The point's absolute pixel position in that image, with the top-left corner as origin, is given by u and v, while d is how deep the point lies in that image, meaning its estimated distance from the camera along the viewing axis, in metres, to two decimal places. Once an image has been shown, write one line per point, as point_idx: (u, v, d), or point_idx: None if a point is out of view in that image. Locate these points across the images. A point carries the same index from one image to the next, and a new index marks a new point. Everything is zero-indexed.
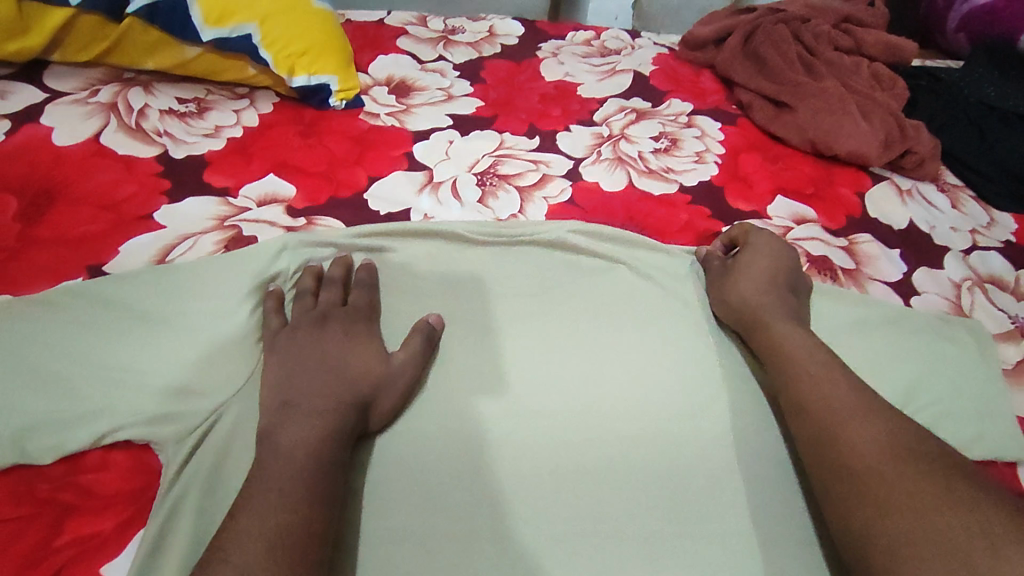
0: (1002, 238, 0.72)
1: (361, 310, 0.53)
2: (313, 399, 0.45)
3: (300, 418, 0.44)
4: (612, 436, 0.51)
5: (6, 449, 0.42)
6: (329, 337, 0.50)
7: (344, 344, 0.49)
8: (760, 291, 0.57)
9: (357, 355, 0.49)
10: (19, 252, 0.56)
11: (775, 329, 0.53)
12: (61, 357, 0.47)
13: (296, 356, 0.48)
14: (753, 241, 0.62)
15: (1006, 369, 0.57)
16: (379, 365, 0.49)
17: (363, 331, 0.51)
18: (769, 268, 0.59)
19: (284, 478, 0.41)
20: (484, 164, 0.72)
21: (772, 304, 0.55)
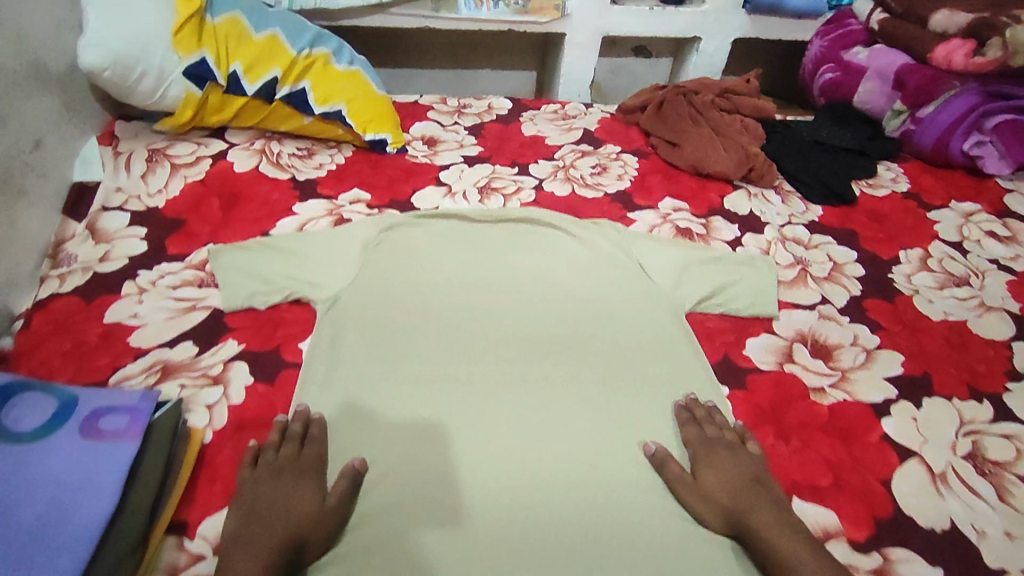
0: (809, 219, 1.14)
1: (306, 468, 0.66)
2: (263, 532, 0.58)
3: (254, 549, 0.57)
4: (551, 304, 0.91)
5: (243, 300, 0.85)
6: (281, 486, 0.63)
7: (290, 493, 0.63)
8: (730, 494, 0.66)
9: (299, 501, 0.62)
10: (224, 226, 1.00)
11: (760, 524, 0.63)
12: (260, 263, 0.91)
13: (255, 505, 0.61)
14: (701, 433, 0.73)
15: (784, 279, 0.98)
16: (311, 513, 0.62)
17: (306, 481, 0.65)
18: (727, 469, 0.68)
19: None
20: (483, 182, 1.17)
21: (755, 503, 0.65)
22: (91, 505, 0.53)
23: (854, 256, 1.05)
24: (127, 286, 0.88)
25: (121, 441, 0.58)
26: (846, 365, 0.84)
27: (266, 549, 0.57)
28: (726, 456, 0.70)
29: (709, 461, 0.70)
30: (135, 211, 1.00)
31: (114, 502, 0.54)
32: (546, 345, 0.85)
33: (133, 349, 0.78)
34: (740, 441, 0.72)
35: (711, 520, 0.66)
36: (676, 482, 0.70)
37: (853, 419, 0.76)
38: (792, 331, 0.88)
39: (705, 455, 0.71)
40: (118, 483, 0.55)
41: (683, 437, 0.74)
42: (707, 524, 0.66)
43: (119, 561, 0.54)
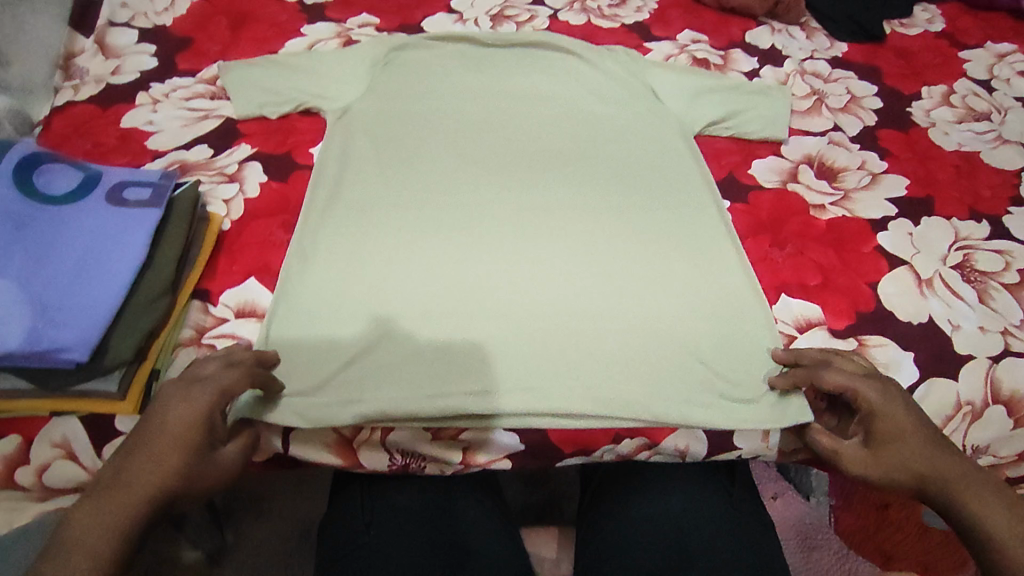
0: (833, 55, 1.10)
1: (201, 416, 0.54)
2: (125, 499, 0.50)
3: (120, 501, 0.49)
4: (559, 127, 0.91)
5: (254, 108, 0.86)
6: (181, 423, 0.52)
7: (190, 438, 0.52)
8: (913, 444, 0.58)
9: (190, 454, 0.52)
10: (232, 45, 0.99)
11: (948, 478, 0.57)
12: (270, 77, 0.90)
13: (149, 439, 0.52)
14: (854, 376, 0.60)
15: (797, 110, 0.97)
16: (192, 472, 0.52)
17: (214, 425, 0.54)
18: (900, 415, 0.59)
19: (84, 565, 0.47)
20: (496, 10, 1.12)
21: (938, 458, 0.58)
22: (126, 248, 0.59)
23: (874, 90, 1.02)
24: (141, 96, 0.89)
25: (149, 199, 0.62)
26: (851, 186, 0.84)
27: (117, 516, 0.49)
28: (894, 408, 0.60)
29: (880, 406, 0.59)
30: (144, 28, 1.00)
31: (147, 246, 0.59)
32: (552, 161, 0.86)
33: (151, 150, 0.81)
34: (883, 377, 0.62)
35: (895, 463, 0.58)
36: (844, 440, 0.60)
37: (850, 232, 0.78)
38: (800, 155, 0.88)
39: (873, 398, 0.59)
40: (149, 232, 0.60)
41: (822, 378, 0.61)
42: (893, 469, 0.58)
43: (153, 297, 0.59)
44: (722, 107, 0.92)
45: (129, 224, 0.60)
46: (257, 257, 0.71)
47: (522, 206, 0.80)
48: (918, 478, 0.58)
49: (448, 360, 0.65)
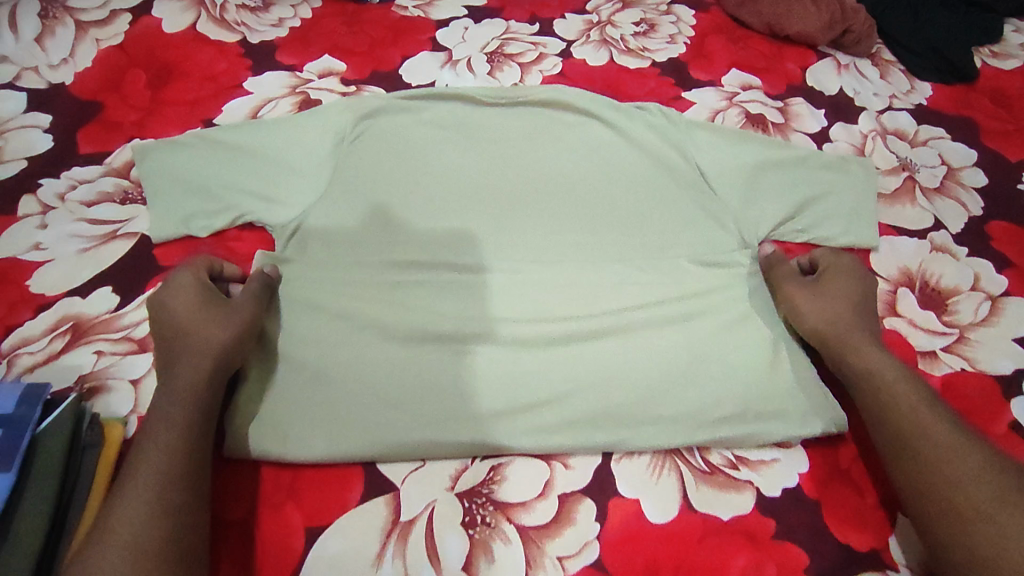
0: (915, 102, 0.88)
1: (205, 289, 0.56)
2: (181, 422, 0.48)
3: (178, 375, 0.51)
4: (580, 227, 0.67)
5: (180, 226, 0.64)
6: (183, 288, 0.56)
7: (177, 292, 0.56)
8: (830, 300, 0.61)
9: (182, 300, 0.55)
10: (153, 111, 0.76)
11: (852, 334, 0.58)
12: (193, 170, 0.66)
13: (163, 305, 0.55)
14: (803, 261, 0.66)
15: (883, 194, 0.75)
16: (213, 326, 0.53)
17: (200, 287, 0.56)
18: (836, 284, 0.62)
19: (166, 440, 0.47)
20: (494, 45, 0.89)
21: (846, 313, 0.60)
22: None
23: (975, 157, 0.81)
24: (26, 202, 0.67)
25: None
26: (966, 321, 0.65)
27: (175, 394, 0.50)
28: (833, 266, 0.64)
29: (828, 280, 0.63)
30: (35, 89, 0.76)
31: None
32: (587, 314, 0.61)
33: (34, 297, 0.59)
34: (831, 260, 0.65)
35: (806, 318, 0.61)
36: (791, 290, 0.62)
37: (971, 402, 0.60)
38: (895, 270, 0.68)
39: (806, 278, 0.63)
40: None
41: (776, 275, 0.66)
42: (812, 329, 0.60)
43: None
44: (797, 197, 0.70)
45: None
46: None
47: (544, 363, 0.58)
48: (821, 335, 0.59)
49: (454, 444, 0.54)
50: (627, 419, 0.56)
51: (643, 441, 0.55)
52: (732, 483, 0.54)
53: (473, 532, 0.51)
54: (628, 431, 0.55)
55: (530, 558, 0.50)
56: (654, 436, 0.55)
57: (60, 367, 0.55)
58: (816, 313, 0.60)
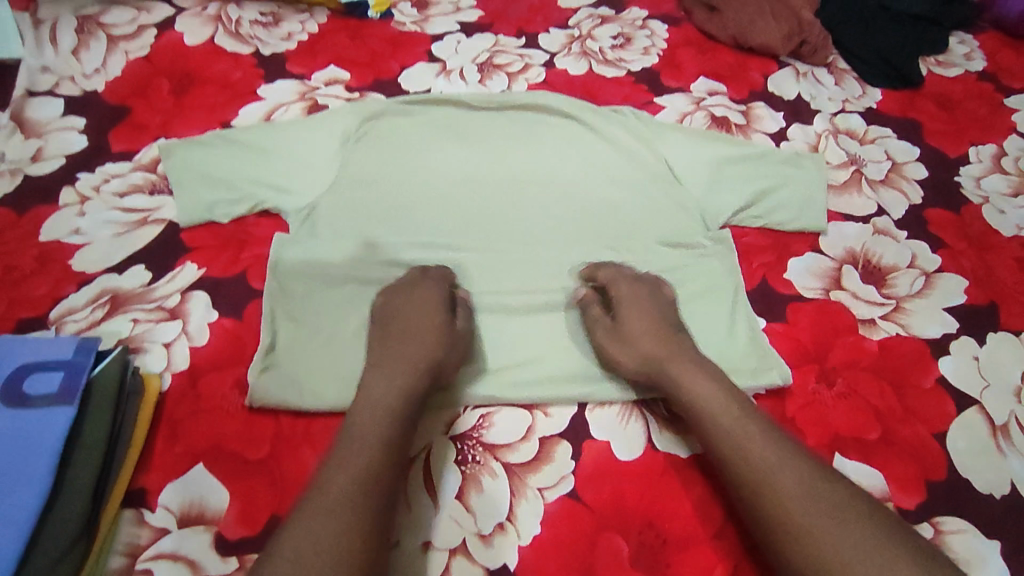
0: (866, 106, 0.97)
1: (444, 304, 0.63)
2: (392, 389, 0.55)
3: (408, 366, 0.57)
4: (561, 214, 0.75)
5: (204, 212, 0.72)
6: (417, 304, 0.63)
7: (422, 309, 0.62)
8: (648, 335, 0.61)
9: (430, 316, 0.62)
10: (177, 115, 0.84)
11: (675, 370, 0.58)
12: (216, 165, 0.74)
13: (388, 321, 0.62)
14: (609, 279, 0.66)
15: (833, 185, 0.84)
16: (444, 340, 0.60)
17: (433, 300, 0.63)
18: (642, 310, 0.63)
19: (383, 405, 0.54)
20: (484, 56, 0.98)
21: (663, 350, 0.60)
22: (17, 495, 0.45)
23: (917, 154, 0.90)
24: (66, 193, 0.75)
25: (51, 412, 0.48)
26: (902, 293, 0.73)
27: (402, 381, 0.56)
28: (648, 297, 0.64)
29: (626, 304, 0.63)
30: (70, 95, 0.84)
31: (43, 490, 0.45)
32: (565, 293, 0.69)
33: (76, 274, 0.67)
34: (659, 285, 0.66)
35: (625, 361, 0.61)
36: (598, 331, 0.64)
37: (906, 358, 0.67)
38: (841, 250, 0.77)
39: (629, 299, 0.64)
40: (48, 467, 0.46)
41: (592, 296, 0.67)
42: (625, 368, 0.61)
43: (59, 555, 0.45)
44: (755, 186, 0.79)
45: (21, 455, 0.46)
46: (208, 431, 0.57)
47: (527, 330, 0.67)
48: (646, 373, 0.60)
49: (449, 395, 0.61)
50: (600, 377, 0.64)
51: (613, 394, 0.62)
52: None
53: (465, 468, 0.58)
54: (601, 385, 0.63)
55: (514, 488, 0.57)
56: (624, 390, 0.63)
57: (102, 332, 0.63)
58: (629, 351, 0.61)
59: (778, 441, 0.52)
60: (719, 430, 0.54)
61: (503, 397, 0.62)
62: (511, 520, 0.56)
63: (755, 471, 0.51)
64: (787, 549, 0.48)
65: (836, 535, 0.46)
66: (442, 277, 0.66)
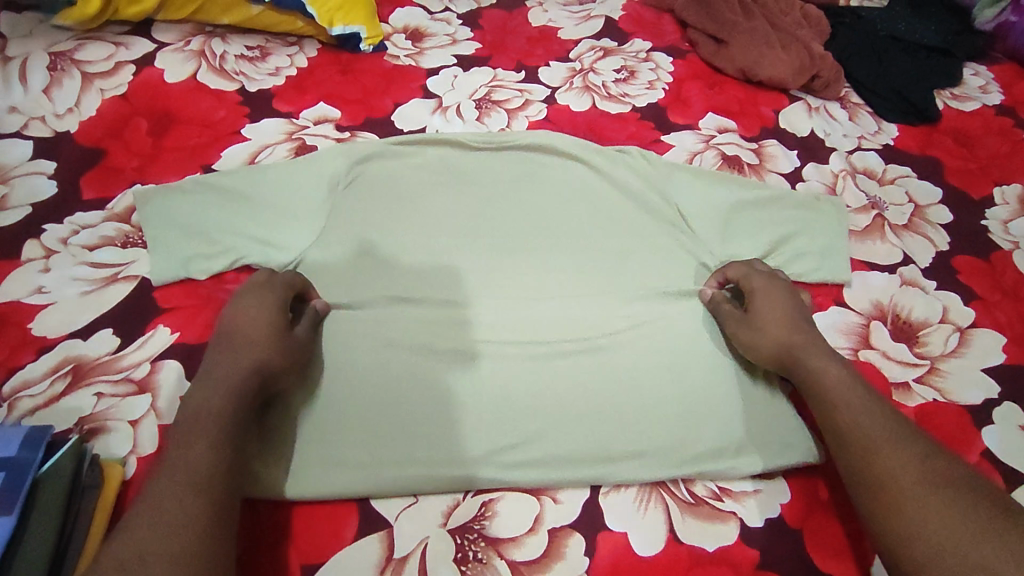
0: (882, 143, 0.93)
1: (281, 308, 0.58)
2: (214, 409, 0.49)
3: (222, 379, 0.51)
4: (566, 266, 0.70)
5: (180, 269, 0.66)
6: (241, 306, 0.56)
7: (252, 314, 0.56)
8: (785, 325, 0.60)
9: (262, 319, 0.56)
10: (154, 157, 0.79)
11: (808, 360, 0.58)
12: (193, 216, 0.68)
13: (225, 324, 0.55)
14: (749, 268, 0.66)
15: (854, 231, 0.79)
16: (277, 351, 0.55)
17: (269, 304, 0.57)
18: (788, 299, 0.62)
19: (204, 427, 0.48)
20: (482, 92, 0.93)
21: (805, 342, 0.59)
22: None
23: (940, 195, 0.85)
24: (30, 246, 0.69)
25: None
26: (936, 352, 0.67)
27: (225, 397, 0.50)
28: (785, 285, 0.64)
29: (769, 291, 0.63)
30: (40, 138, 0.79)
31: None
32: (573, 356, 0.63)
33: (36, 339, 0.61)
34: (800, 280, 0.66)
35: (758, 346, 0.61)
36: (730, 321, 0.63)
37: (947, 428, 0.62)
38: (868, 304, 0.71)
39: (765, 285, 0.63)
40: None
41: (735, 272, 0.67)
42: (755, 353, 0.61)
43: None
44: (773, 234, 0.73)
45: None
46: None
47: (532, 398, 0.61)
48: (776, 359, 0.60)
49: (446, 478, 0.56)
50: (613, 453, 0.58)
51: (628, 474, 0.57)
52: (717, 513, 0.56)
53: (465, 567, 0.52)
54: (614, 464, 0.57)
55: None
56: (639, 468, 0.57)
57: (61, 408, 0.57)
58: (763, 337, 0.61)
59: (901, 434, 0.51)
60: (846, 419, 0.53)
61: (507, 479, 0.56)
62: None
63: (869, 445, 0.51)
64: (908, 538, 0.46)
65: (942, 504, 0.46)
66: (288, 281, 0.61)
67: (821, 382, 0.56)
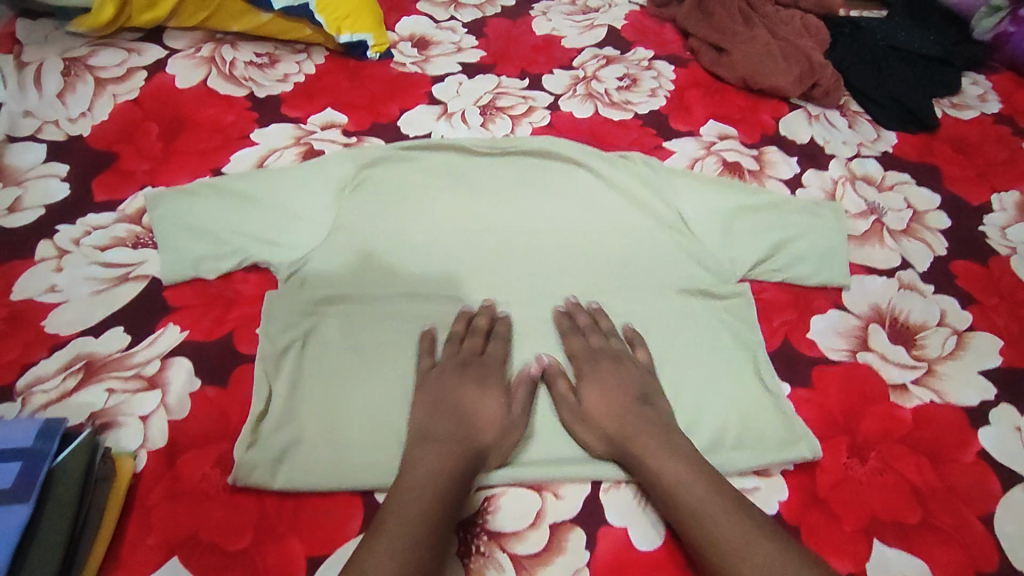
0: (881, 150, 0.94)
1: (499, 376, 0.61)
2: (425, 483, 0.51)
3: (431, 452, 0.54)
4: (569, 268, 0.71)
5: (189, 269, 0.67)
6: (467, 376, 0.60)
7: (471, 385, 0.59)
8: (612, 414, 0.58)
9: (479, 392, 0.59)
10: (165, 161, 0.81)
11: (649, 457, 0.55)
12: (202, 217, 0.69)
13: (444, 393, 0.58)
14: (571, 343, 0.64)
15: (853, 236, 0.80)
16: (500, 421, 0.58)
17: (490, 377, 0.60)
18: (609, 386, 0.60)
19: (415, 497, 0.50)
20: (486, 99, 0.95)
21: (638, 435, 0.56)
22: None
23: (938, 201, 0.86)
24: (43, 247, 0.70)
25: (4, 511, 0.43)
26: (932, 355, 0.68)
27: (439, 471, 0.52)
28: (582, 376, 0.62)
29: (599, 383, 0.60)
30: (53, 141, 0.80)
31: None
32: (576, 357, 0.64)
33: (49, 336, 0.62)
34: (626, 352, 0.64)
35: (590, 440, 0.58)
36: (559, 400, 0.61)
37: (943, 429, 0.62)
38: (866, 308, 0.72)
39: (588, 370, 0.62)
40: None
41: (567, 349, 0.64)
42: (589, 444, 0.58)
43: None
44: (773, 237, 0.74)
45: None
46: (185, 519, 0.52)
47: (535, 398, 0.62)
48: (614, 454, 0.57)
49: None
50: None
51: (629, 472, 0.58)
52: None
53: (469, 561, 0.53)
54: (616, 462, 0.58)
55: None
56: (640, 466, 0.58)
57: (73, 404, 0.58)
58: (595, 428, 0.58)
59: (771, 554, 0.48)
60: (706, 538, 0.50)
61: (508, 476, 0.57)
62: None
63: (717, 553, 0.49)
64: None
65: None
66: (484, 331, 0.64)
67: (667, 486, 0.53)
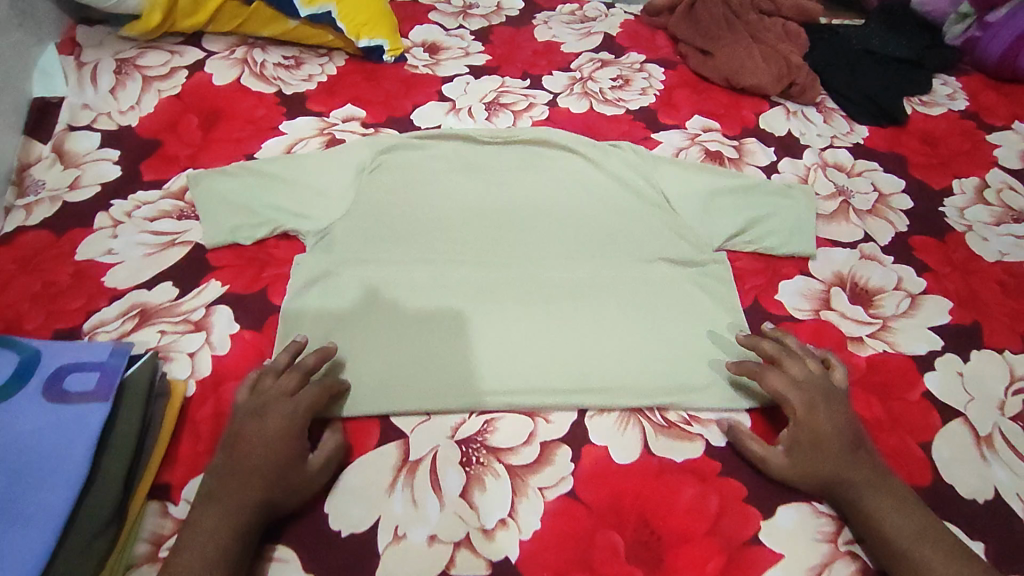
0: (853, 141, 1.03)
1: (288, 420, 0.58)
2: (198, 553, 0.50)
3: (219, 514, 0.52)
4: (563, 237, 0.80)
5: (225, 235, 0.76)
6: (251, 425, 0.57)
7: (257, 432, 0.56)
8: (822, 447, 0.59)
9: (268, 439, 0.56)
10: (205, 147, 0.91)
11: (853, 483, 0.57)
12: (236, 192, 0.78)
13: (231, 447, 0.56)
14: (791, 377, 0.63)
15: (822, 214, 0.88)
16: (286, 470, 0.55)
17: (273, 420, 0.57)
18: (824, 419, 0.60)
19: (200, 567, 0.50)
20: (491, 96, 1.04)
21: (849, 466, 0.58)
22: (60, 478, 0.49)
23: (902, 185, 0.95)
24: (100, 217, 0.80)
25: (88, 406, 0.52)
26: (888, 313, 0.76)
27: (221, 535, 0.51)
28: (812, 405, 0.61)
29: (809, 421, 0.60)
30: (107, 130, 0.91)
31: (79, 478, 0.49)
32: (567, 311, 0.73)
33: (108, 289, 0.72)
34: (831, 383, 0.63)
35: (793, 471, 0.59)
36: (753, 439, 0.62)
37: (894, 373, 0.70)
38: (830, 274, 0.80)
39: (801, 401, 0.61)
40: (85, 457, 0.50)
41: (774, 380, 0.63)
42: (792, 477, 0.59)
43: (93, 534, 0.50)
44: (749, 214, 0.81)
45: (62, 445, 0.51)
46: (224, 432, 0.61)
47: (530, 344, 0.70)
48: (816, 482, 0.59)
49: (454, 406, 0.65)
50: (599, 388, 0.67)
51: (611, 405, 0.66)
52: (685, 434, 0.64)
53: (469, 468, 0.61)
54: (600, 401, 0.66)
55: (515, 488, 0.60)
56: (620, 400, 0.66)
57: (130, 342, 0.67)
58: (803, 462, 0.59)
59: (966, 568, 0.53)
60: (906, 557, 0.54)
61: (505, 406, 0.65)
62: (513, 517, 0.58)
63: (915, 565, 0.53)
64: None
65: None
66: (294, 374, 0.61)
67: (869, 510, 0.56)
